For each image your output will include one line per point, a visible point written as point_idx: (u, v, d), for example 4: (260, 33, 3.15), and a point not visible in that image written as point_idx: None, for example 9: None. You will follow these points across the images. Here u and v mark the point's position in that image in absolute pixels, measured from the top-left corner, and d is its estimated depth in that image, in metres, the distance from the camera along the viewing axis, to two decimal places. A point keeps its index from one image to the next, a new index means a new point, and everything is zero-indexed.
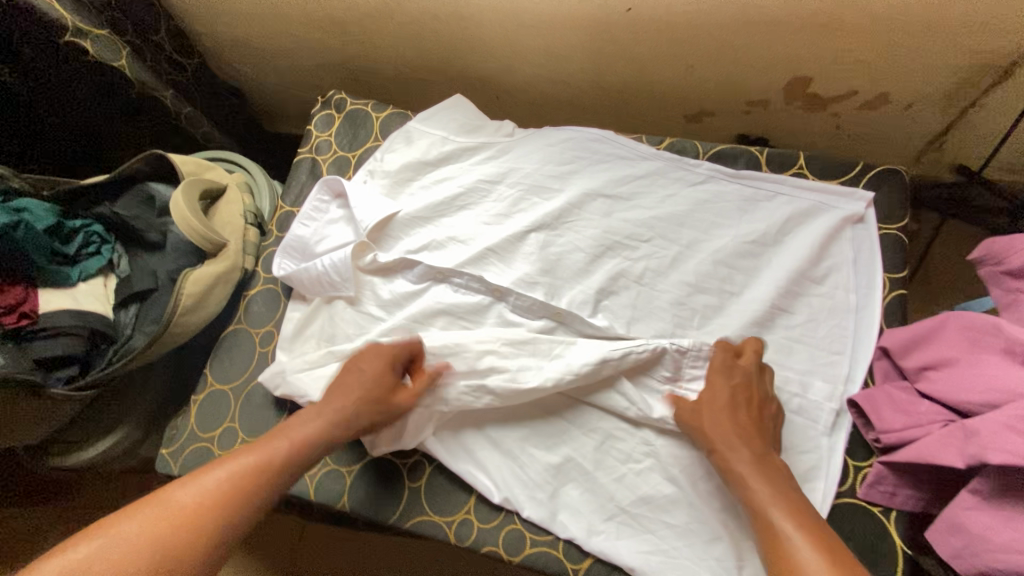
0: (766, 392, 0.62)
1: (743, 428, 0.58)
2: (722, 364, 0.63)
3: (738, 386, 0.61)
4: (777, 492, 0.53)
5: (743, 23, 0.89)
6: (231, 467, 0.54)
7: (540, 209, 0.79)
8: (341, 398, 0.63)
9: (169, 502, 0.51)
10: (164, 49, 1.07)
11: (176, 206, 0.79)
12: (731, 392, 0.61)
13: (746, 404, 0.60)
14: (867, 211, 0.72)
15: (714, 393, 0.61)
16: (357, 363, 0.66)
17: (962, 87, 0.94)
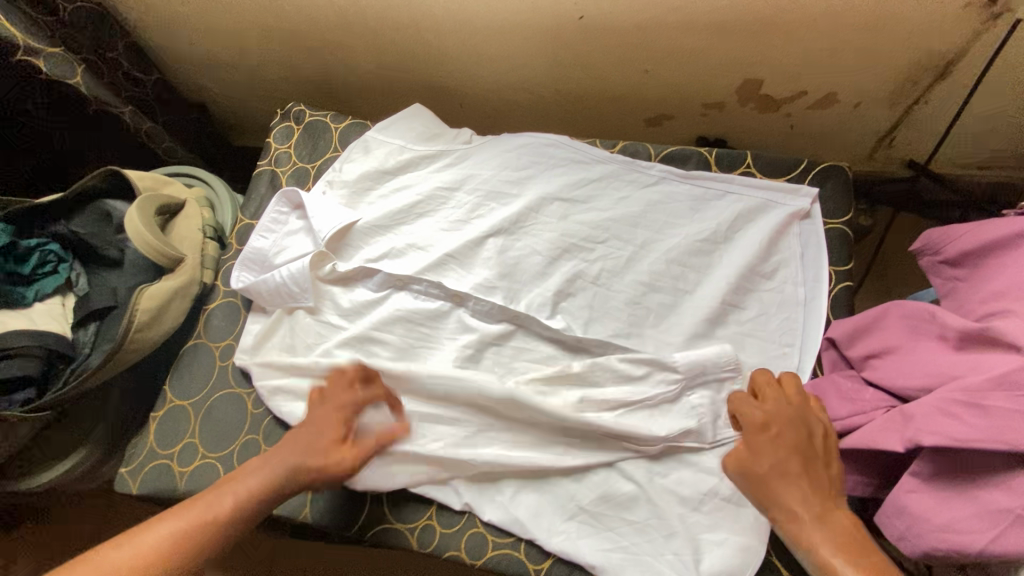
0: (816, 429, 0.53)
1: (804, 488, 0.49)
2: (761, 412, 0.54)
3: (780, 436, 0.52)
4: (846, 553, 0.45)
5: (692, 29, 0.92)
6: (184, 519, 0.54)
7: (497, 214, 0.80)
8: (297, 451, 0.59)
9: (113, 561, 0.51)
10: (122, 66, 1.07)
11: (132, 224, 0.79)
12: (777, 443, 0.52)
13: (800, 457, 0.51)
14: (813, 207, 0.74)
15: (758, 445, 0.52)
16: (315, 412, 0.62)
17: (905, 86, 0.97)
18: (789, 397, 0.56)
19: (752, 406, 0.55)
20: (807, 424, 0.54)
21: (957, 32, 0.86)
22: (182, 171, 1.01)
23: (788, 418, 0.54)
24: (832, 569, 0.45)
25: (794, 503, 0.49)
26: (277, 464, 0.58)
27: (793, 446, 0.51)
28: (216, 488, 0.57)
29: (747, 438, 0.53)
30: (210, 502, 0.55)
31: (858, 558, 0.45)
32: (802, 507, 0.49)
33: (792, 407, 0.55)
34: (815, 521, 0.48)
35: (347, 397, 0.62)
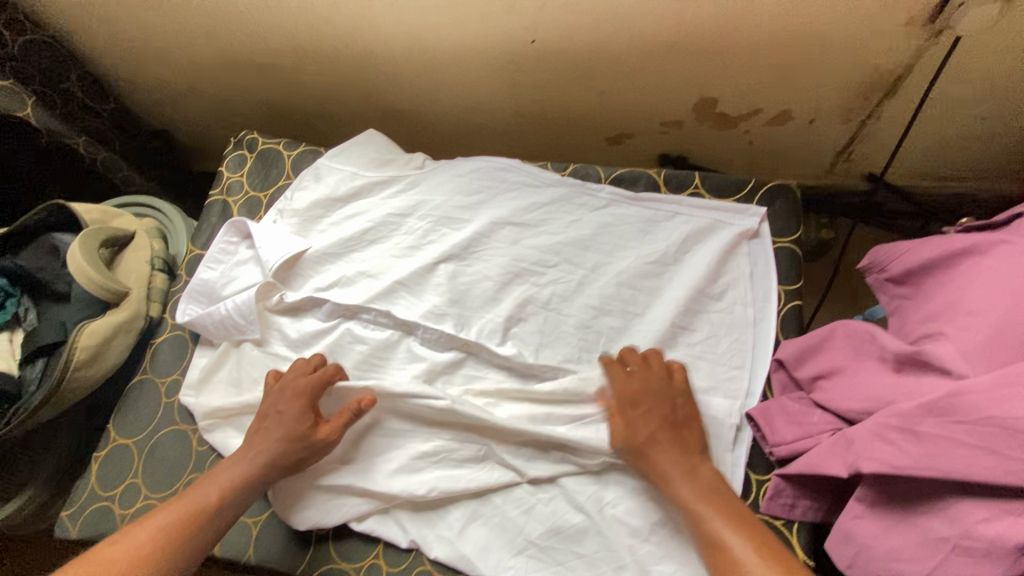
0: (679, 396, 0.64)
1: (670, 453, 0.60)
2: (631, 387, 0.64)
3: (646, 411, 0.62)
4: (712, 502, 0.56)
5: (643, 51, 0.92)
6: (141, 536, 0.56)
7: (448, 239, 0.79)
8: (273, 436, 0.64)
9: (119, 550, 0.54)
10: (77, 96, 1.06)
11: (79, 270, 0.77)
12: (645, 419, 0.61)
13: (665, 428, 0.61)
14: (761, 226, 0.74)
15: (630, 420, 0.62)
16: (279, 398, 0.67)
17: (857, 101, 0.98)
18: (654, 371, 0.65)
19: (623, 384, 0.64)
20: (668, 395, 0.63)
21: (901, 50, 0.87)
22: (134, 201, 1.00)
23: (654, 393, 0.63)
24: (698, 513, 0.55)
25: (666, 464, 0.59)
26: (251, 458, 0.63)
27: (658, 416, 0.62)
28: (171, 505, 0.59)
29: (620, 415, 0.63)
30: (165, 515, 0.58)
31: (719, 504, 0.55)
32: (671, 468, 0.59)
33: (655, 383, 0.64)
34: (683, 477, 0.58)
35: (304, 382, 0.68)
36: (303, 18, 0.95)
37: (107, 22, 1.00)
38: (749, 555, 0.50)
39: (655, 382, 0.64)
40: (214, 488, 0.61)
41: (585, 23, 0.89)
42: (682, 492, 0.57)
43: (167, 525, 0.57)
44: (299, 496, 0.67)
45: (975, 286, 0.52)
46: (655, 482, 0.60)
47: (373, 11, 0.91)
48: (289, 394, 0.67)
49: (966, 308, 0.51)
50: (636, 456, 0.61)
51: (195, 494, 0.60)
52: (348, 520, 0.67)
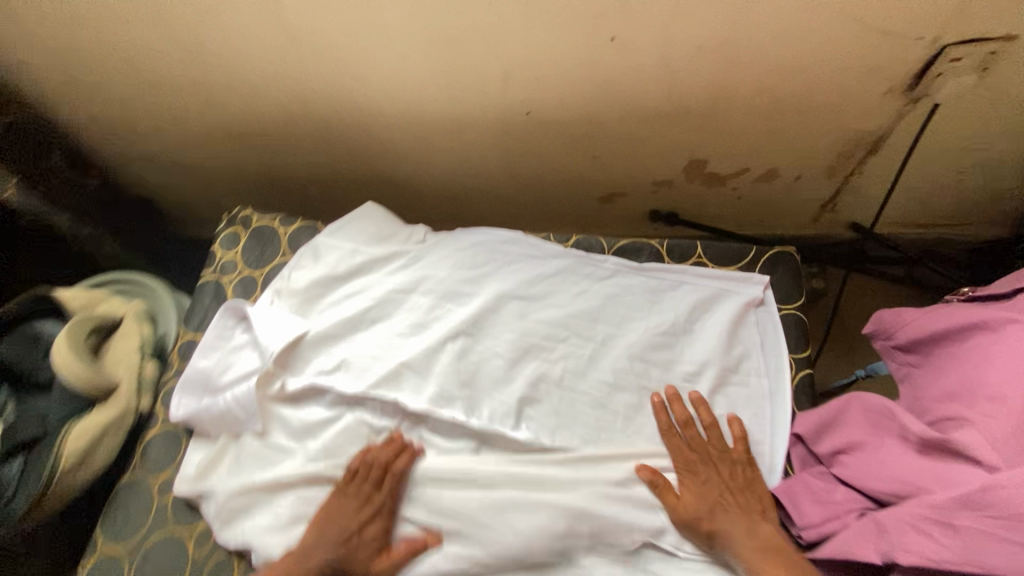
0: (733, 459, 0.66)
1: (736, 522, 0.61)
2: (683, 455, 0.66)
3: (706, 481, 0.64)
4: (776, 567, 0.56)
5: (635, 118, 0.95)
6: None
7: (455, 315, 0.78)
8: (340, 550, 0.64)
9: None
10: (62, 173, 1.05)
11: (62, 364, 0.76)
12: (700, 488, 0.64)
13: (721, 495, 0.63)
14: (765, 293, 0.75)
15: (691, 490, 0.64)
16: (353, 509, 0.66)
17: (841, 159, 1.02)
18: (704, 439, 0.67)
19: (676, 450, 0.67)
20: (721, 460, 0.66)
21: (883, 115, 0.91)
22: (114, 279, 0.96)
23: (708, 460, 0.66)
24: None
25: (726, 534, 0.61)
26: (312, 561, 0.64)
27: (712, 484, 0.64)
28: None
29: (682, 486, 0.65)
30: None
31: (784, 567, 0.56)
32: (734, 537, 0.60)
33: (706, 448, 0.66)
34: (752, 545, 0.59)
35: (383, 498, 0.67)
36: (302, 96, 0.96)
37: (99, 100, 0.99)
38: None
39: (705, 447, 0.66)
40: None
41: (580, 97, 0.91)
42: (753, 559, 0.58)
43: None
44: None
45: (992, 368, 0.53)
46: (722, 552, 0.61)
47: (373, 88, 0.93)
48: (366, 509, 0.66)
49: (986, 391, 0.53)
50: (704, 530, 0.62)
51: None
52: None
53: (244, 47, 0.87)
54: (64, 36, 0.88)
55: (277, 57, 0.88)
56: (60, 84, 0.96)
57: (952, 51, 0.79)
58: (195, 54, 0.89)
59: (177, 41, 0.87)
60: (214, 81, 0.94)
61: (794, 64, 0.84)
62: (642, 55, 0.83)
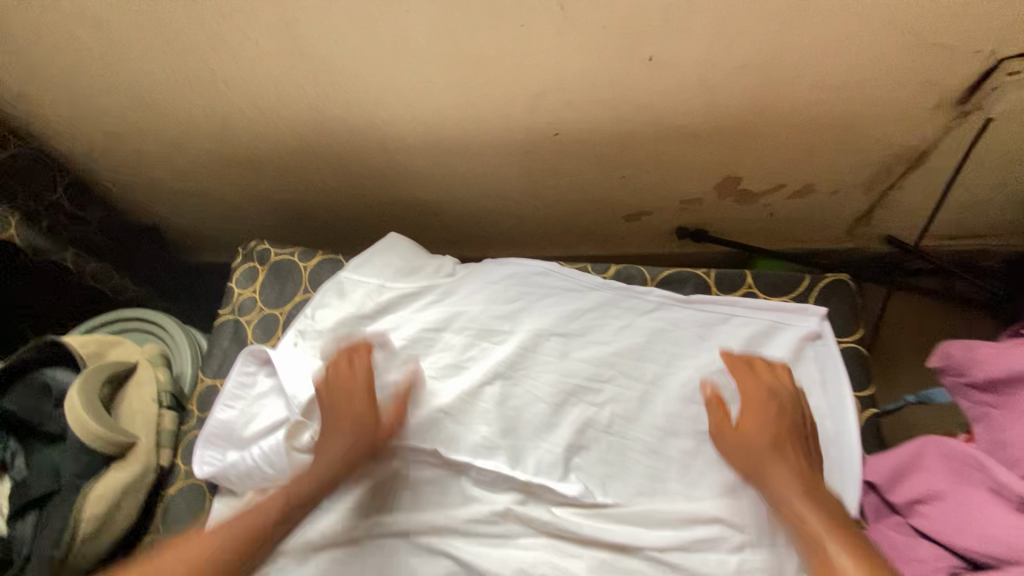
0: (807, 411, 0.64)
1: (794, 463, 0.58)
2: (755, 392, 0.64)
3: (775, 413, 0.62)
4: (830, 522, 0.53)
5: (668, 137, 0.90)
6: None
7: (491, 355, 0.73)
8: (333, 448, 0.64)
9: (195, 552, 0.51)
10: (64, 207, 1.00)
11: (78, 420, 0.69)
12: (769, 420, 0.62)
13: (789, 433, 0.61)
14: (823, 325, 0.71)
15: (755, 421, 0.62)
16: (337, 399, 0.67)
17: (880, 174, 0.98)
18: (785, 382, 0.65)
19: (751, 385, 0.65)
20: (797, 406, 0.63)
21: (930, 129, 0.87)
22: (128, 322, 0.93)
23: (783, 398, 0.63)
24: (808, 527, 0.53)
25: (780, 474, 0.58)
26: (317, 469, 0.62)
27: (786, 421, 0.62)
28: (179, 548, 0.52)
29: (746, 415, 0.63)
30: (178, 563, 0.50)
31: (833, 519, 0.53)
32: (789, 477, 0.57)
33: (785, 391, 0.64)
34: (802, 493, 0.56)
35: (364, 377, 0.68)
36: (316, 119, 0.91)
37: (101, 128, 0.93)
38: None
39: (785, 391, 0.64)
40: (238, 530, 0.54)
41: (612, 116, 0.86)
42: (795, 504, 0.55)
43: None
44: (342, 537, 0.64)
45: None
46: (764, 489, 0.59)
47: (392, 111, 0.88)
48: (350, 389, 0.67)
49: None
50: (756, 462, 0.60)
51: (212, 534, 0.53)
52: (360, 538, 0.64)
53: (256, 71, 0.82)
54: (63, 64, 0.82)
55: (292, 81, 0.83)
56: (60, 113, 0.90)
57: (1010, 64, 0.75)
58: (204, 79, 0.84)
59: (184, 66, 0.82)
60: (223, 106, 0.89)
61: (840, 79, 0.79)
62: (681, 73, 0.78)
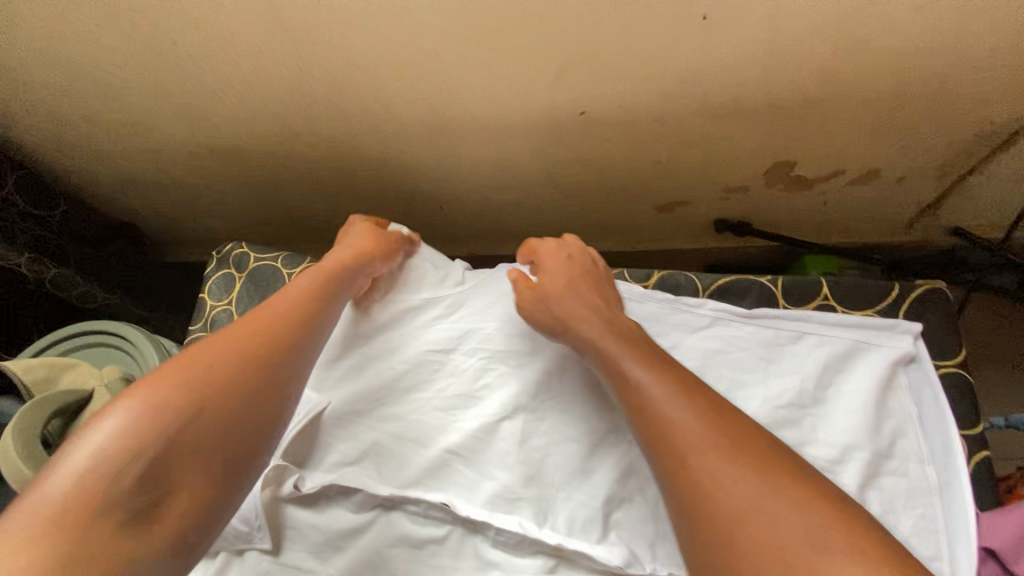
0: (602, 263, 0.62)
1: (587, 301, 0.55)
2: (549, 247, 0.62)
3: (575, 266, 0.59)
4: (634, 352, 0.49)
5: (715, 116, 0.77)
6: (210, 362, 0.45)
7: (508, 382, 0.61)
8: (355, 241, 0.65)
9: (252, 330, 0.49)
10: (15, 205, 0.84)
11: (16, 474, 0.57)
12: (567, 269, 0.59)
13: (586, 277, 0.58)
14: (918, 346, 0.59)
15: (551, 272, 0.58)
16: (357, 230, 0.67)
17: (959, 157, 0.84)
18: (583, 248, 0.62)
19: (547, 244, 0.62)
20: (597, 266, 0.61)
21: None
22: (104, 346, 0.85)
23: (583, 262, 0.60)
24: (605, 351, 0.50)
25: (578, 311, 0.54)
26: (342, 252, 0.62)
27: (583, 269, 0.59)
28: (232, 330, 0.48)
29: (545, 270, 0.59)
30: (237, 351, 0.46)
31: (633, 343, 0.50)
32: (585, 311, 0.54)
33: (577, 245, 0.62)
34: (600, 323, 0.53)
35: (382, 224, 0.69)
36: (298, 99, 0.77)
37: (53, 112, 0.80)
38: (650, 381, 0.45)
39: (581, 249, 0.62)
40: (285, 334, 0.50)
41: (650, 89, 0.72)
42: (607, 347, 0.50)
43: (245, 371, 0.45)
44: (319, 443, 0.60)
45: None
46: (567, 333, 0.55)
47: (387, 88, 0.74)
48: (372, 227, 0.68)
49: None
50: (559, 314, 0.55)
51: (265, 329, 0.49)
52: (339, 457, 0.59)
53: (223, 41, 0.68)
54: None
55: (267, 53, 0.70)
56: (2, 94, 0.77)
57: None
58: (163, 52, 0.70)
59: (138, 38, 0.68)
60: (190, 85, 0.75)
61: (930, 43, 0.65)
62: (740, 36, 0.64)
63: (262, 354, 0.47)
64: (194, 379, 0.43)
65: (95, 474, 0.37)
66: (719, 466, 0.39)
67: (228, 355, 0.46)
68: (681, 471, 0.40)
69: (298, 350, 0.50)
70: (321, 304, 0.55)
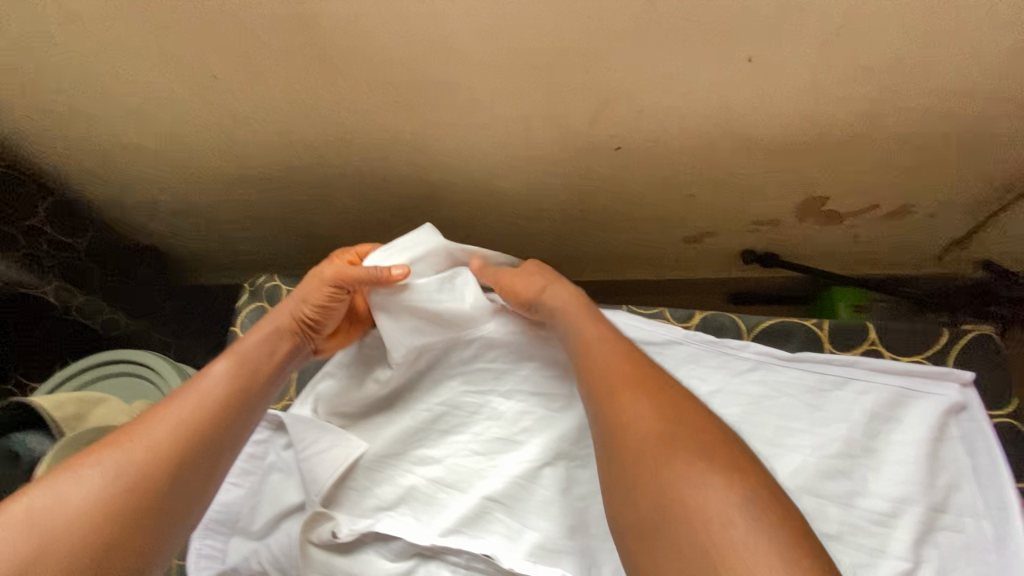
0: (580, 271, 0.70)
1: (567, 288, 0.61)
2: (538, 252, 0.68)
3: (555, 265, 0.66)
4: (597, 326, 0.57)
5: (750, 151, 0.76)
6: (81, 496, 0.44)
7: (550, 427, 0.60)
8: (294, 300, 0.60)
9: (156, 439, 0.48)
10: (46, 233, 0.87)
11: None
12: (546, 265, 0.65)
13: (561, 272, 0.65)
14: (968, 395, 0.58)
15: (536, 264, 0.65)
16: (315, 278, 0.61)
17: (993, 195, 0.83)
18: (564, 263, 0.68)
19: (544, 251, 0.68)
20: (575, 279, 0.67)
21: None
22: (132, 384, 0.84)
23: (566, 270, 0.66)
24: (568, 316, 0.58)
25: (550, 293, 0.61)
26: (281, 313, 0.60)
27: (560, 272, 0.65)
28: (131, 440, 0.48)
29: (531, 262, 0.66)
30: (122, 465, 0.46)
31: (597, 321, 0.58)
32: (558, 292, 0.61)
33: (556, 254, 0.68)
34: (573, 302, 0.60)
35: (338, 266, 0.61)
36: (334, 132, 0.77)
37: (85, 143, 0.80)
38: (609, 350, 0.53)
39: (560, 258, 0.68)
40: (175, 454, 0.48)
41: (687, 126, 0.72)
42: (573, 315, 0.58)
43: (126, 491, 0.45)
44: (356, 489, 0.59)
45: None
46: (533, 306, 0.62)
47: (425, 122, 0.74)
48: (322, 277, 0.60)
49: None
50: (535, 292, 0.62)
51: (166, 437, 0.48)
52: (378, 503, 0.58)
53: (263, 76, 0.68)
54: (33, 69, 0.69)
55: (306, 88, 0.70)
56: (37, 124, 0.77)
57: None
58: (202, 87, 0.70)
59: (179, 73, 0.68)
60: (225, 118, 0.75)
61: (973, 86, 0.65)
62: (782, 78, 0.64)
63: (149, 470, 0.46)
64: (54, 517, 0.43)
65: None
66: (642, 406, 0.47)
67: (113, 469, 0.46)
68: (612, 404, 0.49)
69: (189, 472, 0.48)
70: (238, 397, 0.53)
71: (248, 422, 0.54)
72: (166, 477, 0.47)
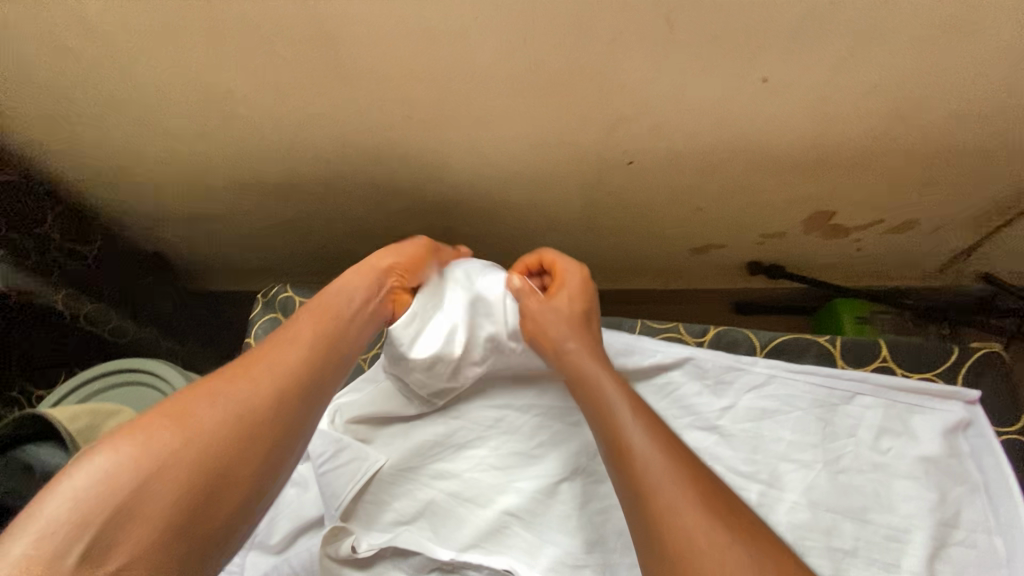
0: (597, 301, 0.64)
1: (590, 344, 0.57)
2: (570, 281, 0.62)
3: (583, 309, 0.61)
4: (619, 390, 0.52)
5: (761, 166, 0.77)
6: (206, 419, 0.45)
7: (566, 442, 0.61)
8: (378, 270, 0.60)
9: (272, 374, 0.49)
10: (55, 240, 0.88)
11: None
12: (569, 303, 0.60)
13: (582, 315, 0.60)
14: (974, 413, 0.59)
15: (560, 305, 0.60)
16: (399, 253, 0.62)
17: (997, 210, 0.84)
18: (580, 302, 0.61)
19: (574, 281, 0.62)
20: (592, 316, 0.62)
21: None
22: (133, 397, 0.83)
23: (589, 310, 0.62)
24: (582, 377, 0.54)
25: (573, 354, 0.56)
26: (364, 284, 0.59)
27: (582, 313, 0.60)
28: (249, 372, 0.48)
29: (559, 291, 0.61)
30: (245, 393, 0.47)
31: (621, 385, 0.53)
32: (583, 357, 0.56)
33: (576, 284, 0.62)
34: (596, 361, 0.55)
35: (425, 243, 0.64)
36: (347, 144, 0.77)
37: (96, 152, 0.80)
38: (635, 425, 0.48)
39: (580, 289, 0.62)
40: (290, 394, 0.49)
41: (700, 143, 0.73)
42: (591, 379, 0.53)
43: (248, 422, 0.46)
44: (377, 504, 0.60)
45: None
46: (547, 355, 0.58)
47: (440, 136, 0.74)
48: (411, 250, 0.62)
49: None
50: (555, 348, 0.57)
51: (279, 378, 0.49)
52: (398, 518, 0.59)
53: (277, 90, 0.68)
54: (47, 79, 0.68)
55: (321, 103, 0.70)
56: (47, 133, 0.77)
57: None
58: (219, 99, 0.70)
59: (194, 86, 0.68)
60: (239, 129, 0.75)
61: (979, 109, 0.66)
62: (797, 98, 0.65)
63: (241, 446, 0.45)
64: (185, 434, 0.43)
65: (38, 556, 0.36)
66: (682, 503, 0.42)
67: (232, 400, 0.46)
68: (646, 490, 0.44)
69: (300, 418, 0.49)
70: (342, 345, 0.54)
71: (344, 371, 0.55)
72: (280, 419, 0.47)
